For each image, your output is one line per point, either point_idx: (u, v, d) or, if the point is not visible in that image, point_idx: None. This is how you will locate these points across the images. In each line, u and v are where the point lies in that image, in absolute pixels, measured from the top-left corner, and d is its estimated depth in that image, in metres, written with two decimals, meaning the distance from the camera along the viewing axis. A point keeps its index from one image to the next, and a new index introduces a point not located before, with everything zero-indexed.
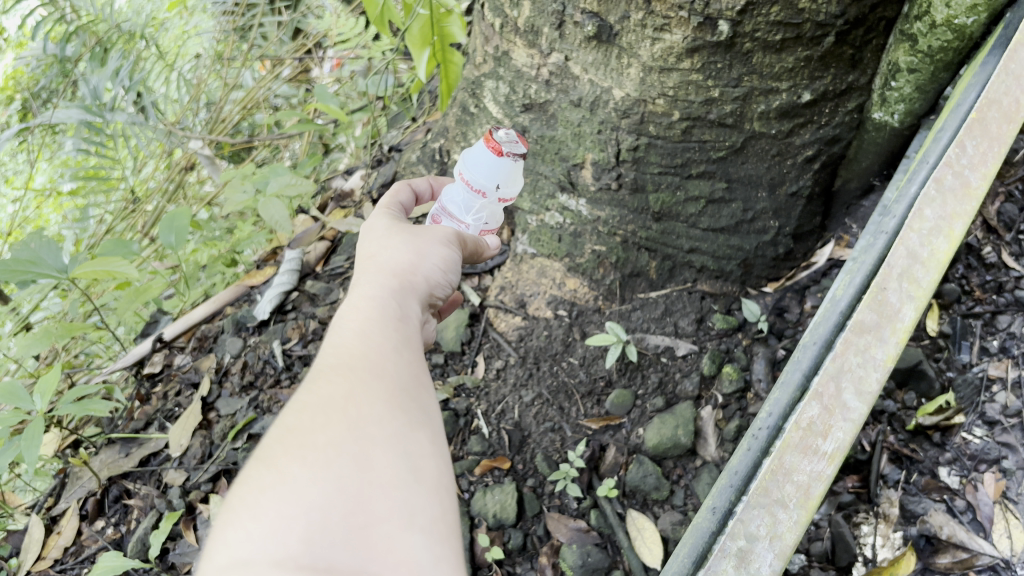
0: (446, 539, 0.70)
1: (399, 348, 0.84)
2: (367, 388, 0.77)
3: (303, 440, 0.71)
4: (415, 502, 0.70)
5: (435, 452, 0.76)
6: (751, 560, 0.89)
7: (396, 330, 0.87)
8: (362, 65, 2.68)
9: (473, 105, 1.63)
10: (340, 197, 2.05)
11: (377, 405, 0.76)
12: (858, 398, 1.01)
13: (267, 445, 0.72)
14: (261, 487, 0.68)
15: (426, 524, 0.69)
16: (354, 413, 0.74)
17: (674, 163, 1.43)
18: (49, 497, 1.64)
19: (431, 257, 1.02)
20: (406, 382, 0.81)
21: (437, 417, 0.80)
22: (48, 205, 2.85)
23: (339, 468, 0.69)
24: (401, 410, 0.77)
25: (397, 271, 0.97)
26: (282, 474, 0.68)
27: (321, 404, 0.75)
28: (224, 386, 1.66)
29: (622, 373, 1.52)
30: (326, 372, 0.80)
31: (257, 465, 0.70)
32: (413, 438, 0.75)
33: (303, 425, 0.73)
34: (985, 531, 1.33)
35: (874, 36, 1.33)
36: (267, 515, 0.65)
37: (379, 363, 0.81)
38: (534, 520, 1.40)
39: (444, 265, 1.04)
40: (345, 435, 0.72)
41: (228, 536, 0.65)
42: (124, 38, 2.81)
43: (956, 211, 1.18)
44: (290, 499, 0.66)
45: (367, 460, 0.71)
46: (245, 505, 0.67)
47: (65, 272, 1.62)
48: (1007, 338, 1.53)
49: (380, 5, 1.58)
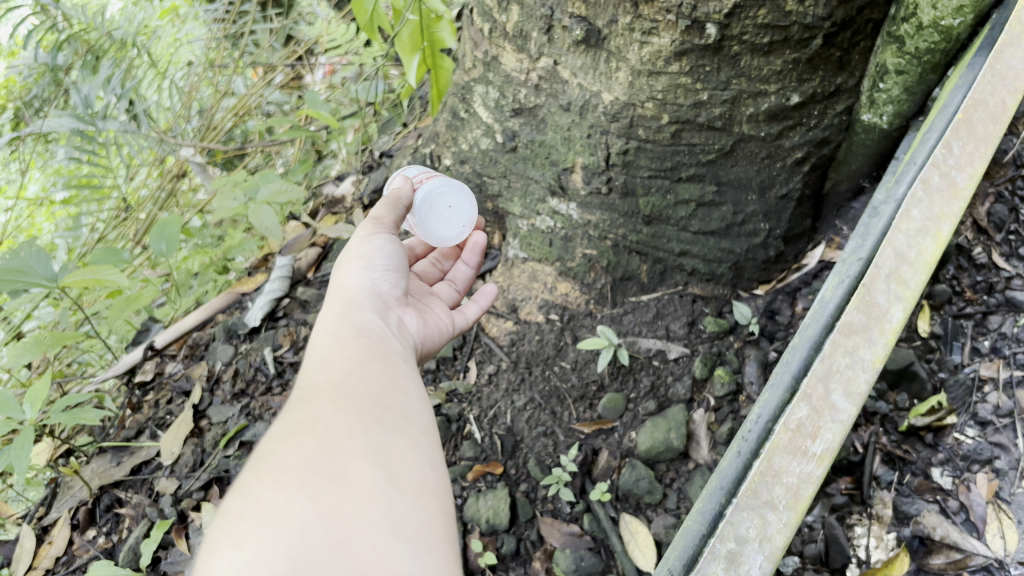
0: (434, 547, 0.69)
1: (365, 366, 0.88)
2: (336, 407, 0.79)
3: (276, 464, 0.72)
4: (398, 512, 0.70)
5: (415, 461, 0.77)
6: (741, 562, 0.88)
7: (356, 348, 0.91)
8: (353, 72, 2.69)
9: (463, 110, 1.62)
10: (331, 203, 2.04)
11: (350, 420, 0.77)
12: (846, 399, 1.01)
13: (243, 476, 0.73)
14: (240, 514, 0.67)
15: (410, 532, 0.68)
16: (327, 430, 0.75)
17: (664, 166, 1.43)
18: (40, 507, 1.63)
19: (362, 268, 1.08)
20: (375, 397, 0.83)
21: (412, 428, 0.81)
22: (40, 214, 2.85)
23: (316, 485, 0.69)
24: (373, 422, 0.78)
25: (337, 295, 1.05)
26: (259, 499, 0.68)
27: (291, 428, 0.76)
28: (215, 394, 1.66)
29: (614, 376, 1.52)
30: (296, 401, 0.82)
31: (235, 496, 0.70)
32: (388, 449, 0.76)
33: (278, 451, 0.73)
34: (978, 532, 1.32)
35: (862, 38, 1.33)
36: (248, 540, 0.65)
37: (346, 381, 0.83)
38: (527, 525, 1.40)
39: (378, 266, 1.10)
40: (319, 452, 0.72)
41: (211, 567, 0.64)
42: (116, 47, 2.81)
43: (943, 212, 1.18)
44: (269, 522, 0.66)
45: (345, 473, 0.71)
46: (226, 533, 0.66)
47: (55, 280, 1.61)
48: (998, 339, 1.53)
49: (369, 12, 1.58)
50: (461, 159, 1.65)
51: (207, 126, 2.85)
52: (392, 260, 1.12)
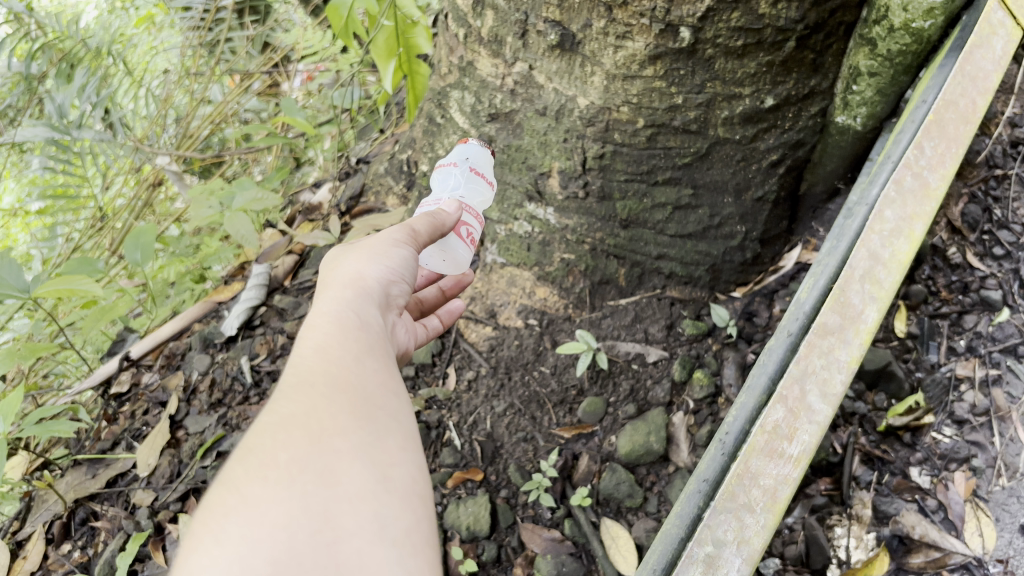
0: (420, 551, 0.68)
1: (361, 359, 0.84)
2: (329, 401, 0.76)
3: (265, 457, 0.69)
4: (386, 515, 0.69)
5: (405, 460, 0.76)
6: (719, 565, 0.88)
7: (355, 339, 0.86)
8: (330, 78, 2.70)
9: (439, 116, 1.62)
10: (308, 210, 2.07)
11: (341, 416, 0.75)
12: (822, 400, 1.01)
13: (228, 468, 0.70)
14: (224, 512, 0.65)
15: (397, 537, 0.68)
16: (318, 425, 0.73)
17: (641, 170, 1.43)
18: (14, 521, 1.60)
19: (382, 260, 0.99)
20: (367, 390, 0.80)
21: (401, 426, 0.79)
22: (16, 224, 2.83)
23: (307, 482, 0.67)
24: (363, 419, 0.76)
25: (349, 281, 0.96)
26: (246, 495, 0.66)
27: (281, 420, 0.73)
28: (192, 404, 1.64)
29: (594, 381, 1.52)
30: (284, 389, 0.78)
31: (218, 488, 0.68)
32: (378, 447, 0.74)
33: (266, 443, 0.71)
34: (957, 530, 1.34)
35: (834, 40, 1.34)
36: (232, 539, 0.63)
37: (340, 372, 0.80)
38: (508, 531, 1.39)
39: (397, 271, 1.01)
40: (311, 448, 0.70)
41: (191, 564, 0.62)
42: (91, 55, 2.75)
43: (916, 212, 1.19)
44: (256, 520, 0.64)
45: (335, 473, 0.69)
46: (207, 529, 0.64)
47: (28, 291, 1.59)
48: (974, 338, 1.55)
49: (343, 17, 1.57)
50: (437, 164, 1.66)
51: (183, 134, 2.85)
52: (410, 267, 1.03)
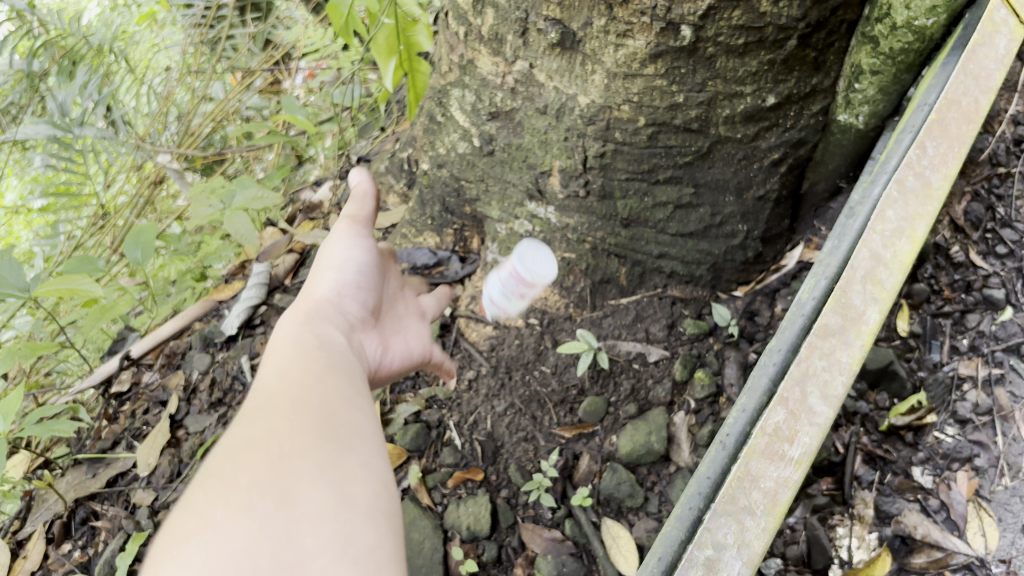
0: (385, 569, 0.67)
1: (321, 380, 0.85)
2: (290, 422, 0.76)
3: (225, 480, 0.68)
4: (349, 534, 0.68)
5: (369, 477, 0.75)
6: (719, 568, 0.87)
7: (314, 364, 0.88)
8: (332, 75, 2.71)
9: (440, 114, 1.61)
10: (309, 209, 2.06)
11: (303, 435, 0.75)
12: (823, 402, 1.00)
13: (189, 494, 0.69)
14: (185, 536, 0.64)
15: (361, 555, 0.67)
16: (278, 446, 0.73)
17: (641, 169, 1.42)
18: (15, 520, 1.61)
19: (334, 275, 1.14)
20: (329, 409, 0.81)
21: (362, 444, 0.79)
22: (18, 222, 2.83)
23: (265, 512, 0.66)
24: (325, 437, 0.76)
25: (309, 302, 1.07)
26: (205, 518, 0.65)
27: (242, 444, 0.73)
28: (193, 403, 1.64)
29: (594, 380, 1.51)
30: (247, 413, 0.78)
31: (179, 513, 0.66)
32: (341, 465, 0.74)
33: (225, 466, 0.70)
34: (960, 530, 1.33)
35: (837, 38, 1.33)
36: (192, 563, 0.61)
37: (301, 395, 0.81)
38: (508, 531, 1.38)
39: (347, 282, 1.15)
40: (270, 471, 0.70)
41: None
42: (93, 53, 2.79)
43: (918, 211, 1.18)
44: (217, 541, 0.63)
45: (293, 493, 0.68)
46: (167, 553, 0.63)
47: (28, 291, 1.59)
48: (976, 337, 1.54)
49: (343, 16, 1.56)
50: (438, 163, 1.65)
51: (185, 132, 2.84)
52: (360, 284, 1.17)
